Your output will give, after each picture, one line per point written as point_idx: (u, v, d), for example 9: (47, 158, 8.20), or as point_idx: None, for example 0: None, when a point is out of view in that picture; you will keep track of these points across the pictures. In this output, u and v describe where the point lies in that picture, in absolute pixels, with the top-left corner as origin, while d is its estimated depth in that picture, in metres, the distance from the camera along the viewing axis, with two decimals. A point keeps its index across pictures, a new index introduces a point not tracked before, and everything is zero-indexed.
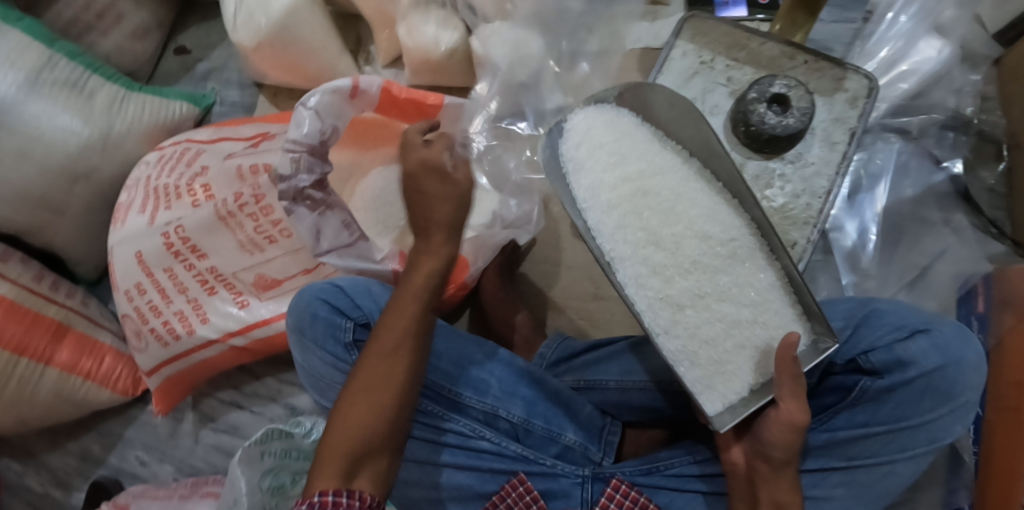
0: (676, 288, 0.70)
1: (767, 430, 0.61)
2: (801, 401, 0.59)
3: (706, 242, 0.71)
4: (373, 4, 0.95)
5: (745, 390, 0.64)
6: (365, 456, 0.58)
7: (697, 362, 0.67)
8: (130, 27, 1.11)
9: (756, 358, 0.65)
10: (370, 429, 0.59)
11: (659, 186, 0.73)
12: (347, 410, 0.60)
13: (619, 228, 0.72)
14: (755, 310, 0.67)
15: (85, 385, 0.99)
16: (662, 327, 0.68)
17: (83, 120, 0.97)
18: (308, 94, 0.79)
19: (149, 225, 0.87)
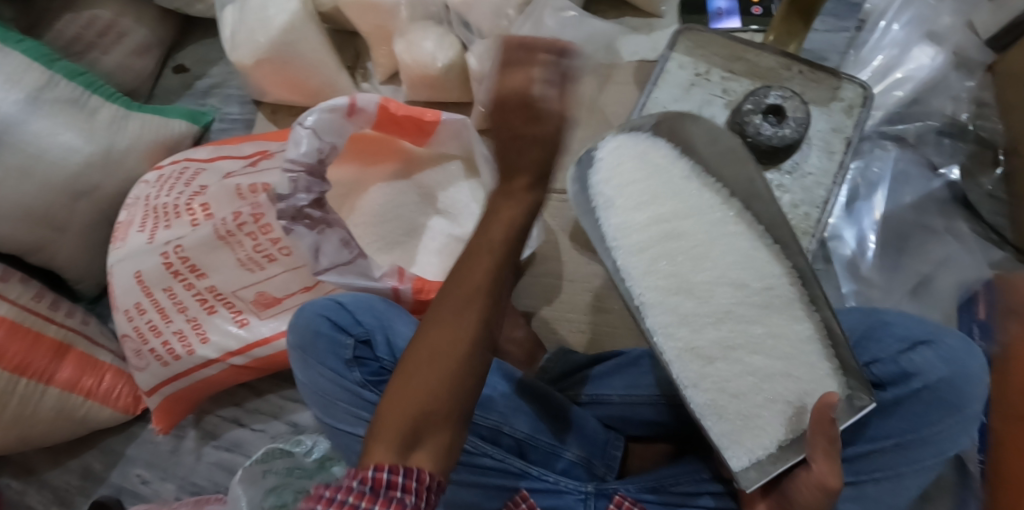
0: (706, 338, 0.70)
1: (796, 492, 0.60)
2: (834, 463, 0.57)
3: (738, 290, 0.71)
4: (371, 21, 0.96)
5: (773, 447, 0.65)
6: (436, 418, 0.52)
7: (724, 416, 0.67)
8: (132, 45, 1.11)
9: (780, 412, 0.66)
10: (424, 398, 0.52)
11: (692, 228, 0.73)
12: (408, 376, 0.53)
13: (650, 265, 0.72)
14: (785, 360, 0.67)
15: (86, 404, 0.99)
16: (691, 377, 0.69)
17: (84, 139, 0.97)
18: (306, 113, 0.80)
19: (149, 243, 0.88)
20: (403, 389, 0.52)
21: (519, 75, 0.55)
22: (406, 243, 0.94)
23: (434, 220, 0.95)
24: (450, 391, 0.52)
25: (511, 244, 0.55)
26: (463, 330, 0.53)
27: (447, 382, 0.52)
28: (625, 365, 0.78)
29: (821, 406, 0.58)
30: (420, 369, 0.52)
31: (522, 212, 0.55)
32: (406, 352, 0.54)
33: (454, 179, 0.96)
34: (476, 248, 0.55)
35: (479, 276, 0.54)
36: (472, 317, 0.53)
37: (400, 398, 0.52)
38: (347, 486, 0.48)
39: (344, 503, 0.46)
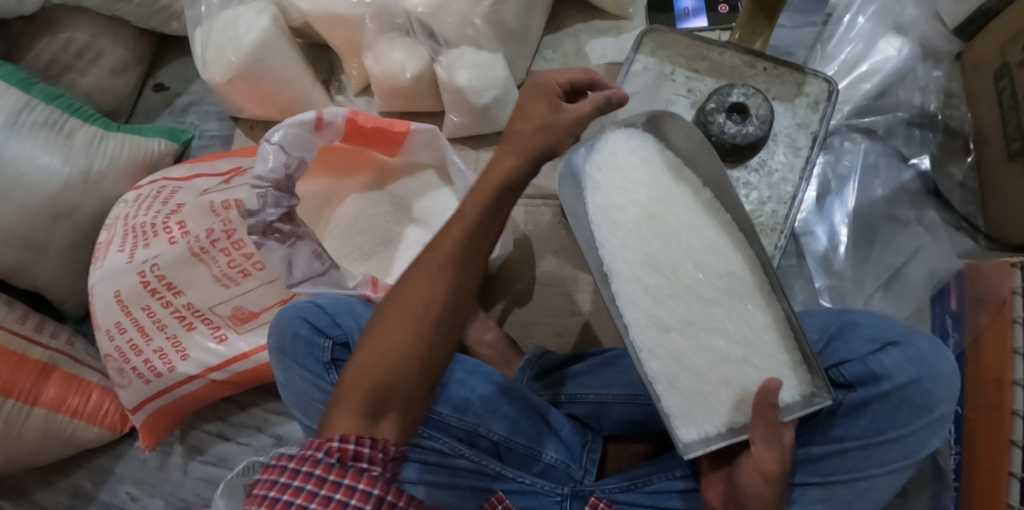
0: (668, 311, 0.68)
1: (742, 480, 0.60)
2: (774, 451, 0.58)
3: (703, 272, 0.68)
4: (341, 35, 0.97)
5: (722, 427, 0.64)
6: (395, 393, 0.59)
7: (678, 387, 0.66)
8: (109, 66, 1.12)
9: (732, 393, 0.65)
10: (394, 367, 0.59)
11: (666, 212, 0.71)
12: (371, 353, 0.60)
13: (620, 246, 0.70)
14: (743, 343, 0.66)
15: (73, 423, 1.00)
16: (650, 350, 0.67)
17: (62, 160, 0.98)
18: (273, 129, 0.81)
19: (128, 262, 0.88)
20: (378, 357, 0.59)
21: (540, 104, 0.63)
22: (383, 253, 0.95)
23: (410, 229, 0.95)
24: (418, 357, 0.60)
25: (487, 229, 0.62)
26: (437, 304, 0.61)
27: (417, 353, 0.60)
28: (602, 365, 0.79)
29: (762, 399, 0.58)
30: (395, 340, 0.60)
31: (497, 202, 0.62)
32: (382, 322, 0.61)
33: (428, 187, 0.97)
34: (455, 229, 0.62)
35: (455, 256, 0.61)
36: (444, 294, 0.61)
37: (372, 364, 0.59)
38: (313, 457, 0.53)
39: (311, 474, 0.52)
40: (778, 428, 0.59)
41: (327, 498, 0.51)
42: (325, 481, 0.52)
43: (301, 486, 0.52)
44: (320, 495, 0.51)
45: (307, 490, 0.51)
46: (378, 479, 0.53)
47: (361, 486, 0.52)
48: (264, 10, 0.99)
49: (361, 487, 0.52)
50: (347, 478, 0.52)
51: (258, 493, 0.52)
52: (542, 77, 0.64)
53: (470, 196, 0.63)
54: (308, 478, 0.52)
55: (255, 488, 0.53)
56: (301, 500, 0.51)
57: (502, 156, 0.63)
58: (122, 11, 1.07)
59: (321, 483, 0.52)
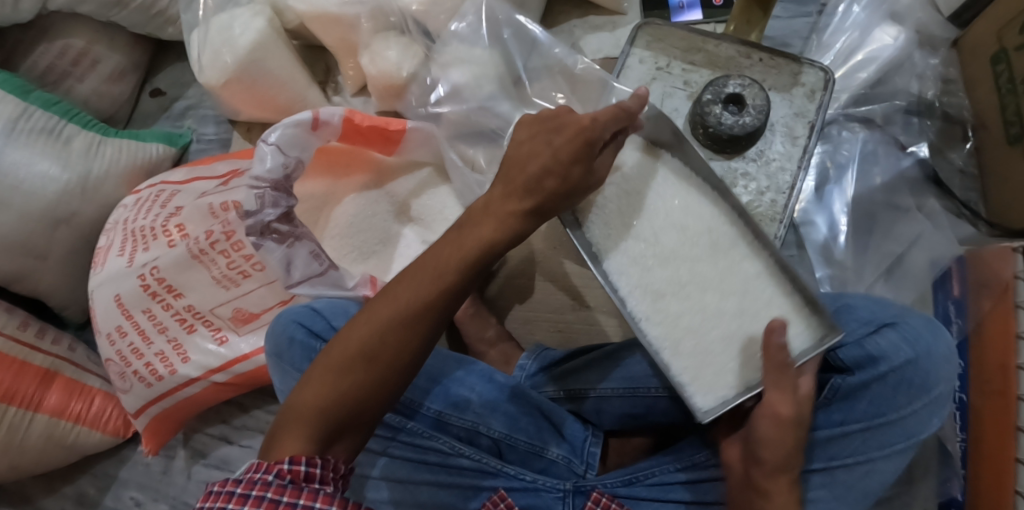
0: (658, 279, 0.69)
1: (756, 428, 0.60)
2: (786, 393, 0.58)
3: (687, 231, 0.70)
4: (336, 35, 0.97)
5: (732, 386, 0.63)
6: (347, 427, 0.58)
7: (681, 352, 0.66)
8: (106, 72, 1.12)
9: (732, 348, 0.65)
10: (352, 404, 0.57)
11: (642, 185, 0.72)
12: (330, 379, 0.57)
13: (610, 230, 0.71)
14: (735, 295, 0.66)
15: (76, 429, 0.99)
16: (648, 323, 0.67)
17: (61, 167, 0.98)
18: (270, 130, 0.81)
19: (128, 266, 0.88)
20: (335, 390, 0.57)
21: (577, 166, 0.59)
22: (382, 252, 0.94)
23: (407, 228, 0.95)
24: (376, 395, 0.58)
25: (475, 270, 0.59)
26: (406, 349, 0.58)
27: (377, 393, 0.58)
28: (601, 360, 0.78)
29: (774, 349, 0.58)
30: (357, 378, 0.57)
31: (496, 250, 0.59)
32: (345, 355, 0.58)
33: (425, 186, 0.97)
34: (444, 262, 0.58)
35: (435, 298, 0.58)
36: (416, 337, 0.58)
37: (328, 397, 0.57)
38: (263, 480, 0.53)
39: (262, 498, 0.52)
40: (790, 372, 0.58)
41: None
42: (278, 504, 0.52)
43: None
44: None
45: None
46: (335, 495, 0.53)
47: (316, 504, 0.52)
48: (260, 12, 0.99)
49: (318, 504, 0.52)
50: (301, 498, 0.52)
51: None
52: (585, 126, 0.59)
53: (465, 225, 0.60)
54: (260, 501, 0.52)
55: None
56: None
57: (507, 196, 0.59)
58: (118, 17, 1.07)
59: (274, 504, 0.52)
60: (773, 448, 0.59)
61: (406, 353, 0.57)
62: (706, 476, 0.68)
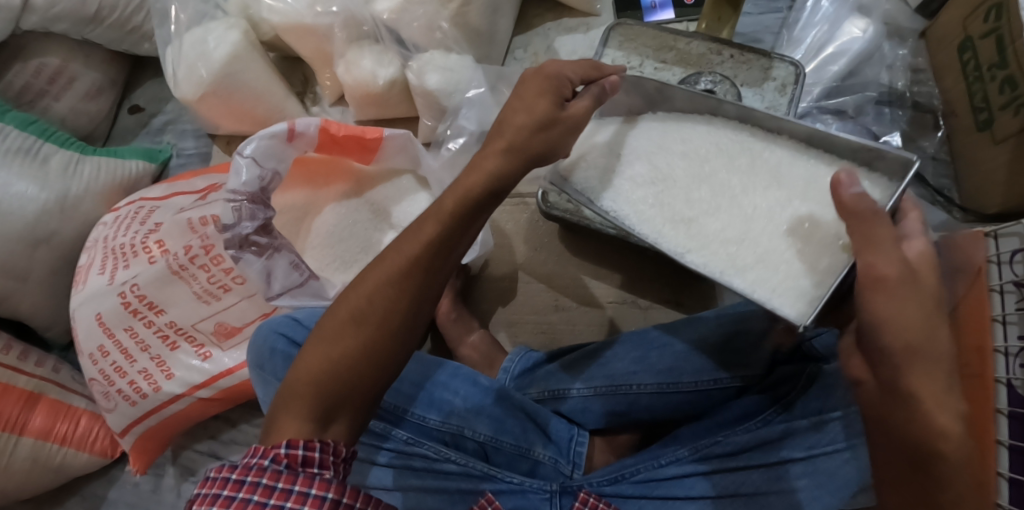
0: (684, 207, 0.61)
1: (875, 313, 0.50)
2: (883, 250, 0.50)
3: (699, 152, 0.64)
4: (311, 46, 0.97)
5: (811, 280, 0.55)
6: (347, 399, 0.57)
7: (744, 267, 0.57)
8: (83, 89, 1.11)
9: (795, 245, 0.56)
10: (346, 374, 0.57)
11: (639, 139, 0.67)
12: (323, 352, 0.58)
13: (616, 185, 0.64)
14: (773, 187, 0.60)
15: (62, 450, 0.98)
16: (700, 253, 0.58)
17: (39, 186, 0.97)
18: (245, 143, 0.81)
19: (109, 284, 0.88)
20: (328, 361, 0.57)
21: (544, 99, 0.59)
22: (363, 260, 0.94)
23: (388, 234, 0.95)
24: (373, 364, 0.58)
25: (459, 235, 0.60)
26: (394, 312, 0.58)
27: (370, 362, 0.58)
28: (581, 359, 0.79)
29: (849, 200, 0.51)
30: (350, 346, 0.57)
31: (476, 201, 0.59)
32: (335, 324, 0.58)
33: (405, 193, 0.97)
34: (427, 225, 0.59)
35: (420, 259, 0.58)
36: (404, 300, 0.58)
37: (321, 370, 0.57)
38: (259, 466, 0.52)
39: (258, 484, 0.51)
40: (882, 221, 0.50)
41: (278, 507, 0.51)
42: (274, 490, 0.51)
43: (247, 497, 0.51)
44: (269, 504, 0.51)
45: (254, 501, 0.51)
46: (333, 482, 0.52)
47: (312, 491, 0.51)
48: (234, 25, 0.99)
49: (313, 491, 0.51)
50: (297, 484, 0.51)
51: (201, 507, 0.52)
52: (550, 68, 0.61)
53: (447, 191, 0.61)
54: (255, 489, 0.51)
55: (197, 504, 0.52)
56: None
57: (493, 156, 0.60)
58: (93, 34, 1.06)
59: (270, 491, 0.51)
60: (901, 334, 0.50)
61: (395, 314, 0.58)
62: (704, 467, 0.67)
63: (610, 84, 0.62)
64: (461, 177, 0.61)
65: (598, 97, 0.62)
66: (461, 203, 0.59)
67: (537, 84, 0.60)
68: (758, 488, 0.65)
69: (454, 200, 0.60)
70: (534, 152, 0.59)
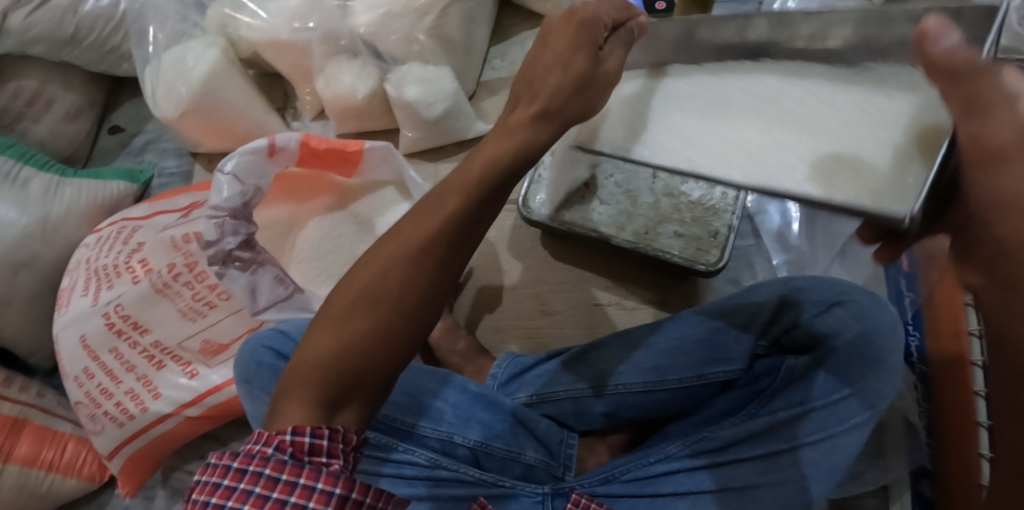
0: (743, 140, 0.58)
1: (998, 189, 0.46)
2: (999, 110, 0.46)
3: (746, 87, 0.60)
4: (290, 61, 0.98)
5: (904, 171, 0.53)
6: (357, 384, 0.52)
7: (830, 175, 0.54)
8: (62, 112, 1.11)
9: (869, 148, 0.54)
10: (358, 358, 0.52)
11: (674, 92, 0.62)
12: (332, 331, 0.53)
13: (653, 138, 0.60)
14: (828, 109, 0.57)
15: (49, 477, 0.97)
16: (780, 179, 0.55)
17: (19, 210, 0.97)
18: (225, 159, 0.82)
19: (93, 305, 0.88)
20: (338, 343, 0.52)
21: (579, 52, 0.54)
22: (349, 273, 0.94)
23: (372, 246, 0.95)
24: (387, 347, 0.52)
25: (484, 209, 0.53)
26: (412, 291, 0.52)
27: (384, 345, 0.52)
28: (570, 361, 0.79)
29: (942, 54, 0.47)
30: (361, 326, 0.52)
31: (506, 167, 0.53)
32: (345, 303, 0.53)
33: (388, 204, 0.97)
34: (450, 196, 0.53)
35: (442, 234, 0.52)
36: (422, 278, 0.52)
37: (331, 351, 0.52)
38: (262, 454, 0.49)
39: (260, 475, 0.48)
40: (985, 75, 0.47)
41: (281, 501, 0.47)
42: (277, 483, 0.47)
43: (249, 488, 0.48)
44: (272, 498, 0.47)
45: (257, 493, 0.47)
46: (340, 475, 0.48)
47: (319, 485, 0.47)
48: (213, 43, 0.99)
49: (320, 485, 0.47)
50: (301, 477, 0.47)
51: (200, 498, 0.49)
52: (583, 13, 0.55)
53: (472, 156, 0.55)
54: (258, 479, 0.48)
55: (195, 493, 0.49)
56: (251, 505, 0.47)
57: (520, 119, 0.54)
58: (70, 56, 1.06)
59: (272, 483, 0.47)
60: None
61: (412, 289, 0.52)
62: (698, 463, 0.67)
63: (639, 27, 0.57)
64: (491, 138, 0.55)
65: (629, 43, 0.57)
66: (489, 168, 0.53)
67: (564, 35, 0.55)
68: (746, 482, 0.65)
69: (480, 168, 0.53)
70: (565, 116, 0.54)
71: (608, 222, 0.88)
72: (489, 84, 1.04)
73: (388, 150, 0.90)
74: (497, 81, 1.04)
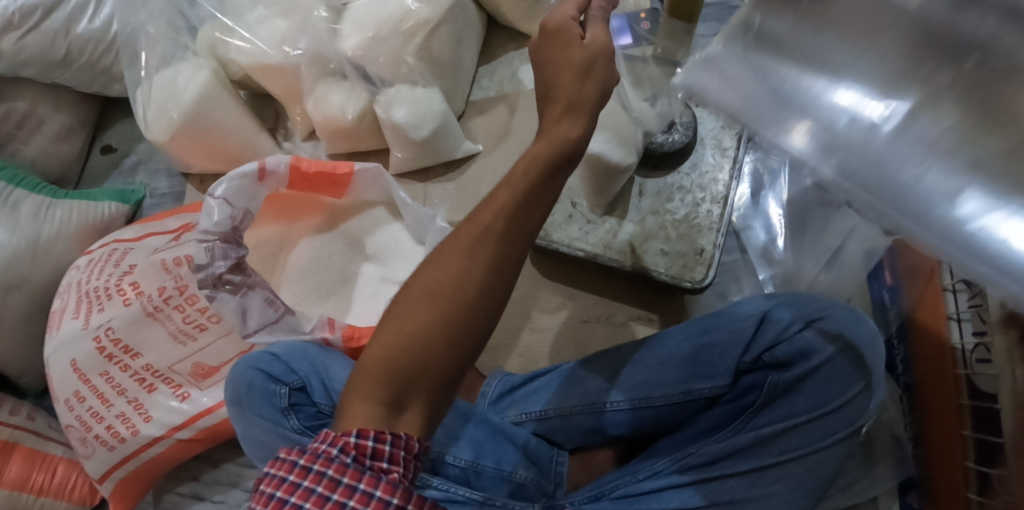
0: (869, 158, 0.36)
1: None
2: None
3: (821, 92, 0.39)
4: (281, 83, 0.99)
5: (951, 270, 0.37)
6: (421, 378, 0.53)
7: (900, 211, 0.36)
8: (52, 133, 1.11)
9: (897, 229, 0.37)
10: (419, 350, 0.53)
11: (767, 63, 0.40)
12: (396, 325, 0.54)
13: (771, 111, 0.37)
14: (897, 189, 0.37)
15: (39, 501, 0.96)
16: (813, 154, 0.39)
17: (9, 233, 0.97)
18: (215, 184, 0.83)
19: (83, 328, 0.88)
20: (402, 337, 0.53)
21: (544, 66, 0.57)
22: (340, 292, 0.95)
23: (365, 265, 0.96)
24: (449, 341, 0.53)
25: (533, 204, 0.54)
26: (472, 285, 0.53)
27: (447, 339, 0.53)
28: (558, 379, 0.80)
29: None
30: (423, 321, 0.53)
31: (546, 162, 0.54)
32: (408, 298, 0.54)
33: (378, 224, 0.98)
34: (500, 192, 0.54)
35: (494, 226, 0.53)
36: (479, 270, 0.53)
37: (395, 344, 0.53)
38: (326, 454, 0.49)
39: (323, 474, 0.48)
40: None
41: (340, 504, 0.48)
42: (338, 485, 0.48)
43: (311, 487, 0.48)
44: (331, 499, 0.48)
45: (318, 493, 0.48)
46: (399, 486, 0.49)
47: (378, 492, 0.48)
48: (203, 65, 1.00)
49: (379, 493, 0.48)
50: (362, 482, 0.48)
51: (265, 490, 0.49)
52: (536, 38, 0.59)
53: (522, 155, 0.56)
54: (320, 479, 0.48)
55: (261, 485, 0.50)
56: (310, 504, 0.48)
57: None
58: (61, 78, 1.07)
59: (334, 485, 0.48)
60: None
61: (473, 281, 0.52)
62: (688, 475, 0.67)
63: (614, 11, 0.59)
64: (538, 139, 0.56)
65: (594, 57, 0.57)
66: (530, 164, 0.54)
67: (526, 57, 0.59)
68: (734, 496, 0.66)
69: (526, 163, 0.55)
70: (590, 106, 0.55)
71: (594, 242, 0.90)
72: (478, 105, 1.06)
73: (372, 168, 0.91)
74: (485, 101, 1.05)
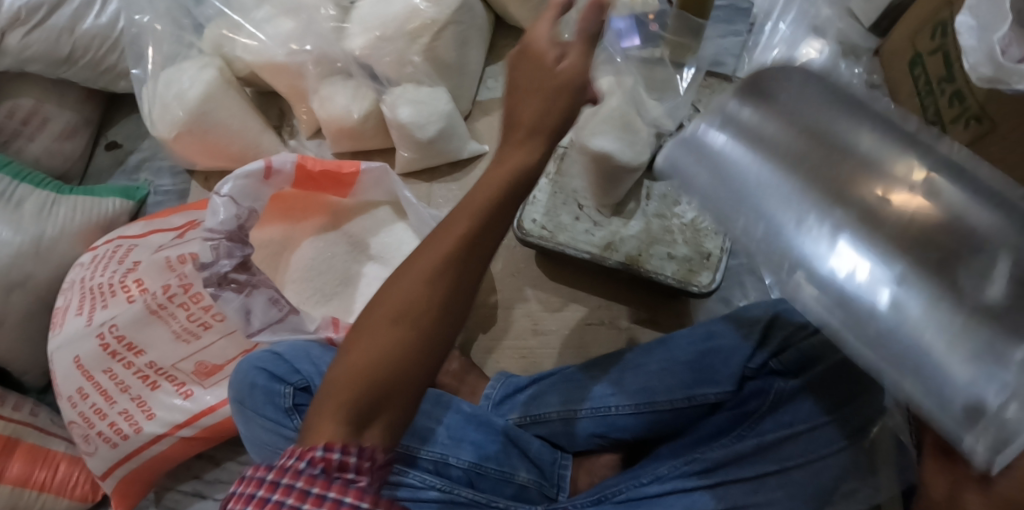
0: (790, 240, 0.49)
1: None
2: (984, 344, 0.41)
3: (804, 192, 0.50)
4: (286, 82, 0.99)
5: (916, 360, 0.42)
6: (389, 397, 0.53)
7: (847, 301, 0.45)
8: (57, 129, 1.11)
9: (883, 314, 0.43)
10: (387, 371, 0.54)
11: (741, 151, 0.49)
12: (363, 347, 0.54)
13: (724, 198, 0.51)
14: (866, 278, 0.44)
15: (40, 498, 0.96)
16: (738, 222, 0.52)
17: (13, 230, 0.97)
18: (222, 182, 0.84)
19: (87, 324, 0.88)
20: (371, 358, 0.54)
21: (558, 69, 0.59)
22: (343, 292, 0.94)
23: (368, 265, 0.96)
24: (414, 361, 0.54)
25: (492, 228, 0.57)
26: (434, 305, 0.55)
27: (413, 358, 0.54)
28: (562, 382, 0.80)
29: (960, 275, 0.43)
30: (391, 340, 0.54)
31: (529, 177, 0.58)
32: (378, 320, 0.55)
33: (383, 224, 0.98)
34: (458, 219, 0.57)
35: (456, 249, 0.56)
36: (442, 291, 0.55)
37: (364, 365, 0.54)
38: (293, 467, 0.48)
39: (293, 487, 0.47)
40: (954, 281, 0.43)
41: None
42: (309, 495, 0.47)
43: (281, 500, 0.47)
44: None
45: (288, 504, 0.47)
46: (368, 492, 0.48)
47: (348, 499, 0.47)
48: (208, 64, 1.00)
49: (350, 499, 0.47)
50: (331, 491, 0.47)
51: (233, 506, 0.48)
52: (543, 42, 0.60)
53: (477, 185, 0.58)
54: (289, 491, 0.47)
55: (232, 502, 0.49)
56: None
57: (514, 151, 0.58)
58: (66, 74, 1.07)
59: (304, 496, 0.47)
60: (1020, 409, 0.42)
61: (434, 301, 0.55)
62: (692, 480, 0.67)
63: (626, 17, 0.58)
64: (493, 168, 0.59)
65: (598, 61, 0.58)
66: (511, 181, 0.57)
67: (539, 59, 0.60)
68: (736, 502, 0.65)
69: (501, 179, 0.57)
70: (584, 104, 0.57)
71: (598, 243, 0.89)
72: (483, 105, 1.05)
73: (380, 167, 0.91)
74: (491, 102, 1.05)
